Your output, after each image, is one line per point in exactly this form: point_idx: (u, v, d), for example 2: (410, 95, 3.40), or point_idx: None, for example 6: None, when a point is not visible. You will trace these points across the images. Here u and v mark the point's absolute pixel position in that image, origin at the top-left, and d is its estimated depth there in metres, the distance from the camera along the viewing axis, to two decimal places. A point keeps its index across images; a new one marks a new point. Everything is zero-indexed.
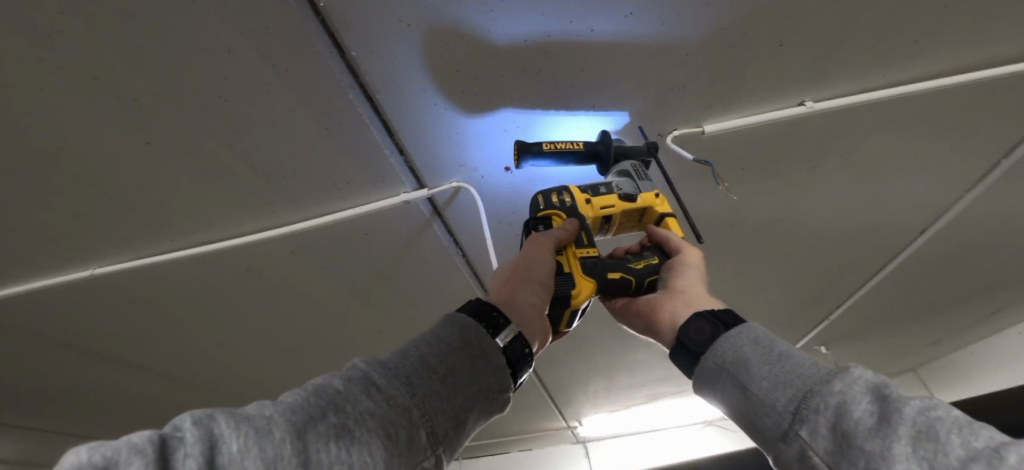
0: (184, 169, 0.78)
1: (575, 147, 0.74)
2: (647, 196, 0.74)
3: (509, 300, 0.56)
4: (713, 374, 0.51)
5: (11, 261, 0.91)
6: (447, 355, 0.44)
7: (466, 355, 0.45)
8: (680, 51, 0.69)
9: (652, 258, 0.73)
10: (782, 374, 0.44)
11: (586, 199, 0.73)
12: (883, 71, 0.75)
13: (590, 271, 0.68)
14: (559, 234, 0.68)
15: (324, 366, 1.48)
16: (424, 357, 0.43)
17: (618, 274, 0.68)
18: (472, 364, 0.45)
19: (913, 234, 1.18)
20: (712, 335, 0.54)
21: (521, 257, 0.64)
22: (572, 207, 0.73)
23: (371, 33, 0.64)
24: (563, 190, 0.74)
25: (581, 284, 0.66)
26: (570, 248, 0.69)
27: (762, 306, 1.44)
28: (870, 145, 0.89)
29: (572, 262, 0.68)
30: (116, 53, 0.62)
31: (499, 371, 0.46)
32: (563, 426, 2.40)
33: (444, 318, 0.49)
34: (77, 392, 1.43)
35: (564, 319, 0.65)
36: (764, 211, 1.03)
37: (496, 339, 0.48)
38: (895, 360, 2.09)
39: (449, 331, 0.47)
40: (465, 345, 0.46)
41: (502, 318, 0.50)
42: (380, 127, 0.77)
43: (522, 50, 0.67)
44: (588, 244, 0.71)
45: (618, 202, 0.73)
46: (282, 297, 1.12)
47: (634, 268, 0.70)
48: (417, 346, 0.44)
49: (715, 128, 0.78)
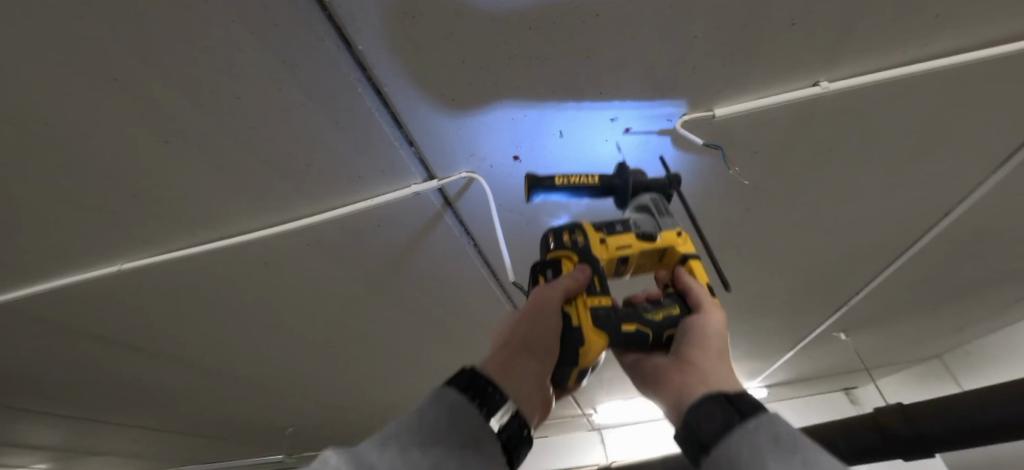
0: (201, 166, 0.79)
1: (589, 181, 0.70)
2: (668, 236, 0.69)
3: (507, 371, 0.51)
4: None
5: (44, 258, 0.95)
6: (433, 447, 0.40)
7: (456, 445, 0.41)
8: (689, 35, 0.67)
9: (673, 307, 0.65)
10: None
11: (600, 238, 0.68)
12: (902, 48, 0.72)
13: (602, 324, 0.60)
14: (570, 285, 0.62)
15: (342, 357, 1.51)
16: (406, 451, 0.39)
17: (633, 327, 0.61)
18: (463, 454, 0.41)
19: (934, 218, 1.16)
20: (725, 425, 0.46)
21: (527, 314, 0.58)
22: (585, 247, 0.67)
23: (377, 28, 0.63)
24: (575, 228, 0.68)
25: (593, 339, 0.59)
26: (581, 297, 0.62)
27: (777, 292, 1.43)
28: (888, 126, 0.87)
29: (582, 313, 0.60)
30: (133, 56, 0.63)
31: (492, 459, 0.42)
32: (578, 414, 2.43)
33: (434, 394, 0.44)
34: (110, 382, 1.49)
35: (572, 377, 0.59)
36: (777, 196, 1.01)
37: (491, 422, 0.44)
38: (916, 347, 2.06)
39: (438, 414, 0.43)
40: (455, 432, 0.42)
41: (499, 393, 0.46)
42: (389, 119, 0.77)
43: (528, 38, 0.66)
44: (601, 292, 0.63)
45: (635, 241, 0.68)
46: (298, 290, 1.15)
47: (652, 320, 0.63)
48: (412, 418, 0.42)
49: (725, 112, 0.77)
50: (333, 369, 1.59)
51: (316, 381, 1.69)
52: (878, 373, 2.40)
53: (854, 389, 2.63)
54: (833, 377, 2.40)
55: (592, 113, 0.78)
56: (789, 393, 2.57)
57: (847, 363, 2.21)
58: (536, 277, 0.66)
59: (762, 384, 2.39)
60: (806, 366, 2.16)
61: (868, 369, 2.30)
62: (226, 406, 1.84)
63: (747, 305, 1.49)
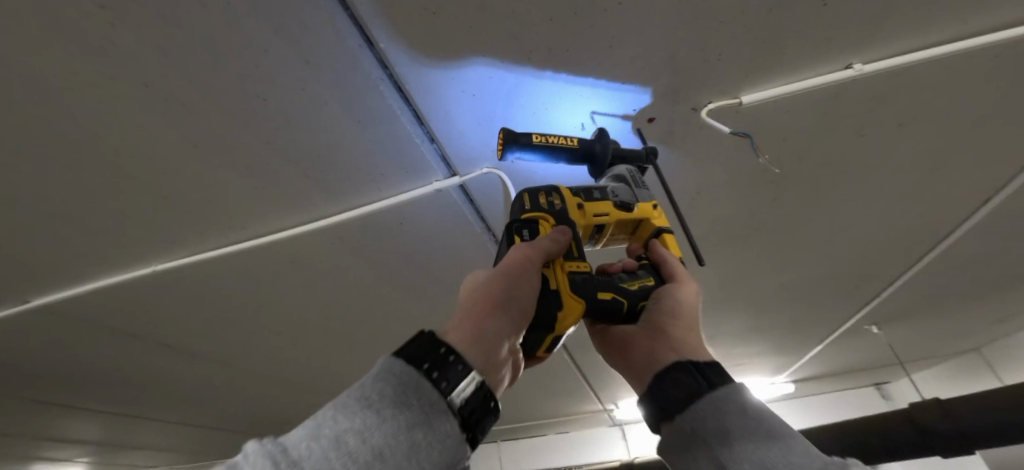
0: (229, 168, 0.81)
1: (568, 144, 0.70)
2: (644, 207, 0.71)
3: (477, 334, 0.46)
4: (688, 439, 0.50)
5: (83, 261, 0.98)
6: (372, 431, 0.35)
7: (401, 428, 0.36)
8: (715, 21, 0.65)
9: (648, 279, 0.66)
10: (767, 460, 0.43)
11: (577, 203, 0.68)
12: (942, 27, 0.69)
13: (579, 290, 0.59)
14: (548, 246, 0.59)
15: (365, 353, 1.54)
16: (340, 439, 0.34)
17: (610, 295, 0.61)
18: (409, 437, 0.36)
19: (972, 205, 1.11)
20: (693, 394, 0.52)
21: (501, 272, 0.53)
22: (561, 211, 0.66)
23: (398, 27, 0.63)
24: (552, 191, 0.68)
25: (570, 305, 0.58)
26: (559, 261, 0.61)
27: (805, 284, 1.39)
28: (925, 109, 0.83)
29: (560, 277, 0.59)
30: (163, 62, 0.65)
31: (447, 439, 0.38)
32: (599, 410, 2.42)
33: (380, 369, 0.40)
34: (146, 379, 1.55)
35: (544, 344, 0.58)
36: (807, 184, 0.98)
37: (451, 396, 0.39)
38: (953, 341, 1.99)
39: (380, 391, 0.38)
40: (402, 412, 0.37)
41: (461, 364, 0.41)
42: (411, 117, 0.77)
43: (549, 29, 0.65)
44: (578, 257, 0.63)
45: (612, 210, 0.69)
46: (324, 287, 1.17)
47: (628, 289, 0.63)
48: (342, 405, 0.37)
49: (752, 99, 0.75)
50: (358, 365, 1.62)
51: (340, 378, 1.72)
52: (913, 367, 2.32)
53: (887, 383, 2.55)
54: (865, 372, 2.33)
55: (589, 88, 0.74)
56: (818, 388, 2.51)
57: (880, 357, 2.14)
58: (510, 237, 0.63)
59: (790, 379, 2.33)
60: (837, 360, 2.10)
61: (902, 363, 2.23)
62: (257, 401, 1.89)
63: (773, 297, 1.46)
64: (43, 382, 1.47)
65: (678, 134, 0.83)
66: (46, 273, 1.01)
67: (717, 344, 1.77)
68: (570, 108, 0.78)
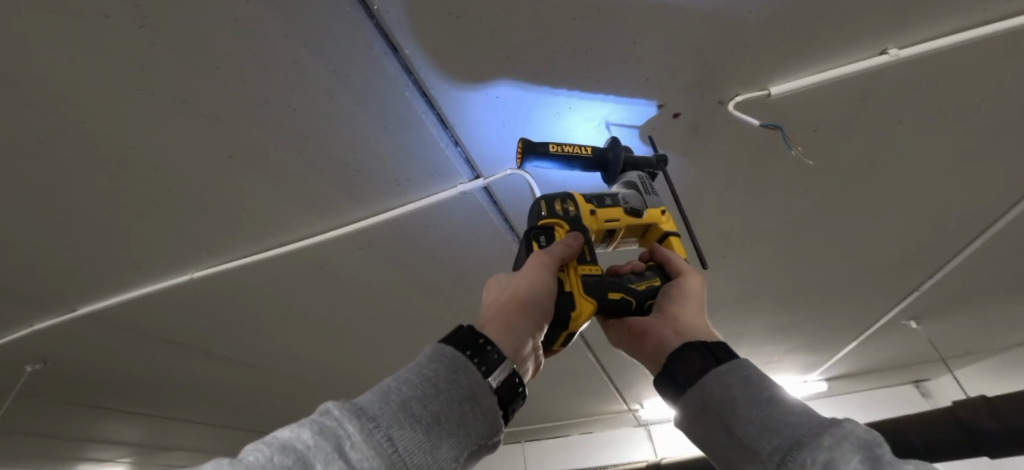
0: (260, 177, 0.84)
1: (582, 152, 0.70)
2: (653, 213, 0.70)
3: (507, 333, 0.47)
4: (698, 411, 0.45)
5: (123, 270, 1.02)
6: (432, 400, 0.36)
7: (453, 399, 0.37)
8: (740, 11, 0.64)
9: (655, 279, 0.64)
10: (772, 420, 0.39)
11: (590, 210, 0.67)
12: (983, 8, 0.66)
13: (591, 291, 0.60)
14: (564, 252, 0.60)
15: (390, 355, 1.56)
16: (407, 404, 0.35)
17: (619, 295, 0.61)
18: (461, 409, 0.37)
19: (1018, 192, 1.05)
20: (701, 369, 0.47)
21: (525, 276, 0.55)
22: (575, 218, 0.66)
23: (421, 33, 0.64)
24: (567, 198, 0.67)
25: (581, 305, 0.58)
26: (572, 264, 0.61)
27: (837, 278, 1.35)
28: (965, 94, 0.79)
29: (573, 280, 0.60)
30: (197, 76, 0.67)
31: (489, 414, 0.39)
32: (624, 410, 2.39)
33: (429, 352, 0.41)
34: (181, 383, 1.60)
35: (559, 339, 0.58)
36: (839, 174, 0.95)
37: (489, 379, 0.40)
38: (999, 335, 1.89)
39: (435, 368, 0.39)
40: (454, 386, 0.38)
41: (496, 351, 0.42)
42: (436, 122, 0.77)
43: (571, 28, 0.64)
44: (591, 261, 0.63)
45: (623, 216, 0.68)
46: (350, 291, 1.19)
47: (637, 289, 0.62)
48: (402, 379, 0.37)
49: (782, 90, 0.73)
50: (384, 368, 1.64)
51: (365, 380, 1.75)
52: (953, 364, 2.22)
53: (926, 380, 2.45)
54: (901, 369, 2.24)
55: (603, 100, 0.75)
56: (852, 385, 2.43)
57: (918, 354, 2.05)
58: (527, 243, 0.62)
59: (823, 377, 2.26)
60: (872, 356, 2.03)
61: (942, 359, 2.13)
62: (286, 404, 1.93)
63: (803, 293, 1.42)
64: (88, 387, 1.54)
65: (704, 129, 0.81)
66: (90, 283, 1.05)
67: (745, 343, 1.73)
68: (587, 119, 0.79)
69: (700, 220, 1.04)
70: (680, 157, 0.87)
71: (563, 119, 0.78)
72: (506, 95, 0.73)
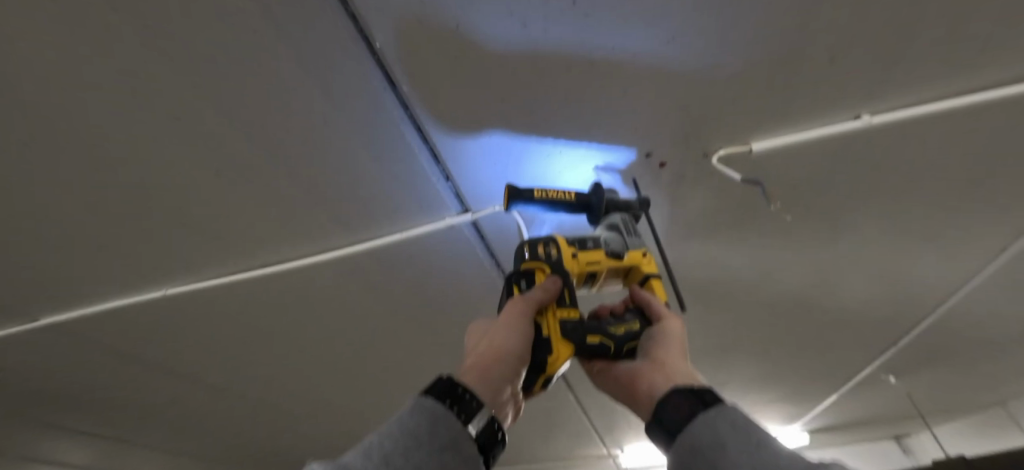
0: (248, 197, 0.84)
1: (566, 197, 0.71)
2: (634, 255, 0.70)
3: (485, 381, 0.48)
4: (688, 458, 0.44)
5: (97, 281, 1.00)
6: (413, 452, 0.37)
7: (434, 449, 0.38)
8: (724, 72, 0.67)
9: (633, 322, 0.65)
10: (759, 462, 0.39)
11: (572, 252, 0.67)
12: (949, 81, 0.70)
13: (570, 335, 0.59)
14: (541, 297, 0.60)
15: (366, 386, 1.52)
16: (389, 458, 0.36)
17: (598, 339, 0.61)
18: (440, 459, 0.37)
19: (989, 256, 1.09)
20: (689, 414, 0.47)
21: (501, 323, 0.55)
22: (557, 261, 0.65)
23: (421, 72, 0.66)
24: (549, 241, 0.67)
25: (558, 349, 0.58)
26: (551, 308, 0.61)
27: (818, 330, 1.36)
28: (935, 160, 0.83)
29: (552, 324, 0.60)
30: (197, 97, 0.68)
31: (469, 461, 0.39)
32: (603, 454, 2.33)
33: (412, 404, 0.41)
34: (141, 404, 1.53)
35: (538, 383, 0.60)
36: (818, 229, 0.98)
37: (468, 427, 0.41)
38: (977, 393, 1.91)
39: (418, 421, 0.39)
40: (433, 436, 0.38)
41: (476, 400, 0.43)
42: (428, 156, 0.79)
43: (565, 78, 0.67)
44: (571, 304, 0.62)
45: (604, 258, 0.68)
46: (328, 317, 1.17)
47: (615, 333, 0.62)
48: (386, 437, 0.38)
49: (763, 147, 0.77)
50: (358, 398, 1.59)
51: (337, 412, 1.68)
52: (933, 420, 2.21)
53: (906, 438, 2.43)
54: (882, 424, 2.23)
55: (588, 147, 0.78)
56: (835, 440, 2.39)
57: (898, 409, 2.05)
58: (509, 288, 0.65)
59: (804, 430, 2.24)
60: (853, 409, 2.02)
61: (921, 415, 2.13)
62: (253, 432, 1.85)
63: (785, 343, 1.42)
64: (43, 403, 1.47)
65: (689, 178, 0.84)
66: (59, 292, 1.03)
67: (728, 390, 1.72)
68: (574, 164, 0.81)
69: (684, 266, 1.06)
70: (665, 203, 0.89)
71: (553, 162, 0.80)
72: (497, 142, 0.76)
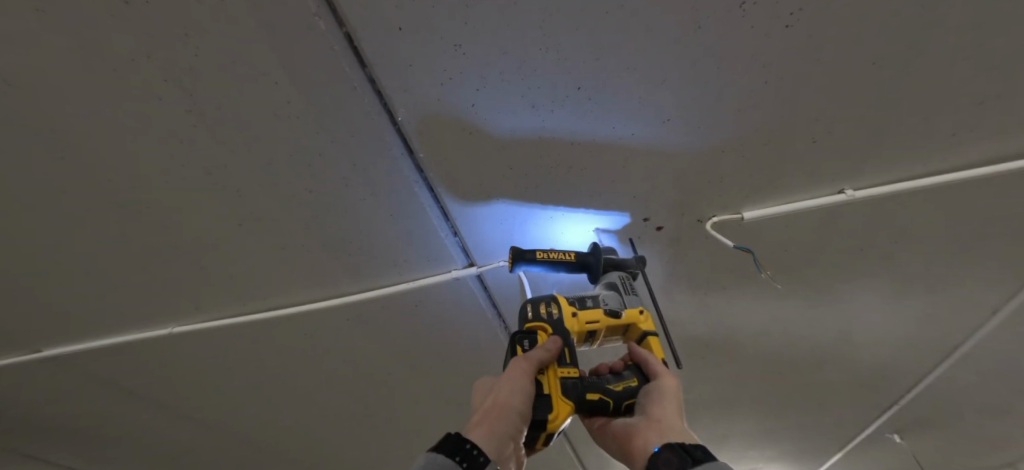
0: (264, 245, 0.88)
1: (566, 258, 0.75)
2: (631, 313, 0.72)
3: (491, 437, 0.53)
4: None
5: (108, 317, 1.03)
6: None
7: None
8: (714, 148, 0.73)
9: (631, 380, 0.67)
10: None
11: (572, 311, 0.70)
12: (923, 162, 0.76)
13: (569, 392, 0.62)
14: (542, 356, 0.63)
15: (360, 431, 1.50)
16: None
17: (596, 396, 0.63)
18: None
19: (982, 324, 1.11)
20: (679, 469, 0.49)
21: (506, 379, 0.59)
22: (557, 321, 0.69)
23: (437, 141, 0.72)
24: (550, 301, 0.71)
25: (559, 407, 0.61)
26: (552, 367, 0.64)
27: (817, 389, 1.36)
28: (916, 231, 0.88)
29: (553, 382, 0.63)
30: (229, 155, 0.74)
31: None
32: None
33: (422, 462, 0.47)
34: (131, 441, 1.51)
35: (540, 438, 0.62)
36: (811, 291, 1.01)
37: None
38: (983, 457, 1.87)
39: None
40: None
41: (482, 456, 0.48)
42: (438, 215, 0.84)
43: (569, 151, 0.73)
44: (571, 363, 0.65)
45: (602, 317, 0.70)
46: (330, 362, 1.19)
47: (613, 390, 0.65)
48: None
49: (753, 216, 0.81)
50: (353, 444, 1.57)
51: (329, 458, 1.65)
52: None
53: None
54: None
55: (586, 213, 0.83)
56: None
57: None
58: (513, 347, 0.67)
59: None
60: None
61: None
62: None
63: (784, 400, 1.42)
64: (35, 436, 1.45)
65: (685, 241, 0.88)
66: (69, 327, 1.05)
67: (728, 446, 1.69)
68: (575, 226, 0.86)
69: (682, 324, 1.08)
70: (663, 264, 0.93)
71: (555, 223, 0.85)
72: (503, 206, 0.81)
